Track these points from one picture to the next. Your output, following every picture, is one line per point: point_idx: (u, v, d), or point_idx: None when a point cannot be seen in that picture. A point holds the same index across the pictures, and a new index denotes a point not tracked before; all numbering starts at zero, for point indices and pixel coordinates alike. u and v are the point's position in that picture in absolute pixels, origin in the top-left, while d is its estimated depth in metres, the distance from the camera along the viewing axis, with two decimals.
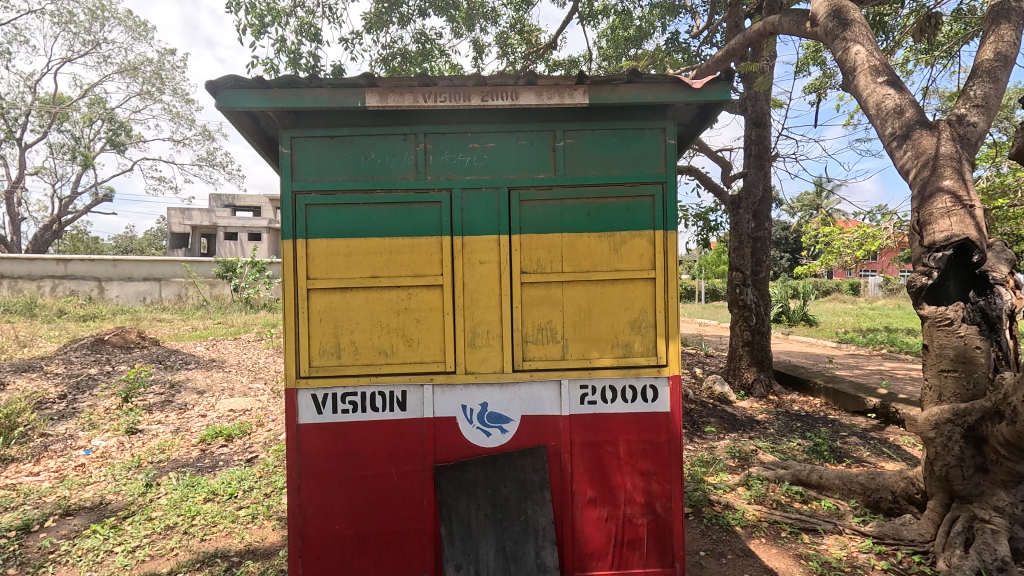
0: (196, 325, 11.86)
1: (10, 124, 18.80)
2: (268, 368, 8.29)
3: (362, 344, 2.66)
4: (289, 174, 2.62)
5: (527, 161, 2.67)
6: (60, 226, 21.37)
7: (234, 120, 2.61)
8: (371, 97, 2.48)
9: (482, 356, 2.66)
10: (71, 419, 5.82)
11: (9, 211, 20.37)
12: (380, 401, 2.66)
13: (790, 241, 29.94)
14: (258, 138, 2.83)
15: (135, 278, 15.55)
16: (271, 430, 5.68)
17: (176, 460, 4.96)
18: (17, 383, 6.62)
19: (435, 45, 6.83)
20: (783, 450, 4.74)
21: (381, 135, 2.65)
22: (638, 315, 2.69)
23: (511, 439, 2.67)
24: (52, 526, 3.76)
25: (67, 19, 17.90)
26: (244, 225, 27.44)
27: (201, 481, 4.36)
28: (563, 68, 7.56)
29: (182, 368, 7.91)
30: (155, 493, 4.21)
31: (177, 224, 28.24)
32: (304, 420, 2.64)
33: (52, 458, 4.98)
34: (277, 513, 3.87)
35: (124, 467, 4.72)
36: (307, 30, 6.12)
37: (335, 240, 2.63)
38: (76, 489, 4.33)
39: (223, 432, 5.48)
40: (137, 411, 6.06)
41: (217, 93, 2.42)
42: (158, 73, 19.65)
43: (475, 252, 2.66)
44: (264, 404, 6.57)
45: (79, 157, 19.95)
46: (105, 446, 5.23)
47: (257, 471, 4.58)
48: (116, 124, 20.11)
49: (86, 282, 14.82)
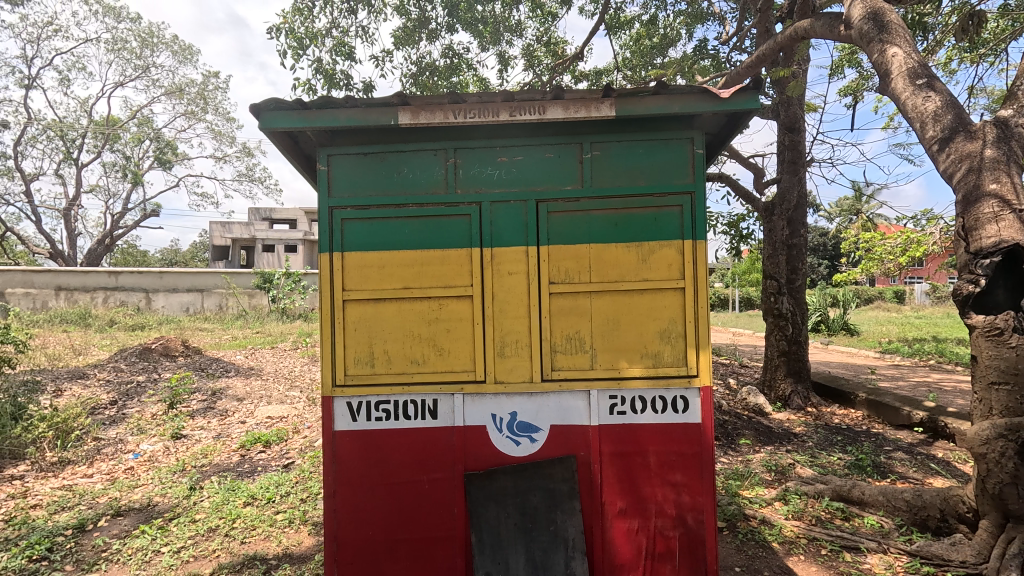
0: (235, 334, 12.31)
1: (68, 146, 20.06)
2: (304, 376, 8.54)
3: (394, 354, 2.73)
4: (326, 191, 2.74)
5: (555, 173, 2.71)
6: (111, 241, 22.50)
7: (275, 140, 2.74)
8: (403, 115, 2.58)
9: (511, 366, 2.70)
10: (121, 423, 6.13)
11: (66, 226, 21.64)
12: (412, 410, 2.72)
13: (828, 247, 29.22)
14: (298, 157, 2.97)
15: (179, 289, 16.30)
16: (307, 437, 5.86)
17: (217, 464, 5.15)
18: (73, 390, 7.02)
19: (463, 60, 7.01)
20: (822, 464, 4.59)
21: (413, 151, 2.74)
22: (667, 325, 2.68)
23: (540, 449, 2.69)
24: (104, 526, 3.96)
25: (120, 46, 19.30)
26: (281, 238, 28.38)
27: (241, 485, 4.53)
28: (588, 79, 7.63)
29: (223, 375, 8.23)
30: (198, 496, 4.40)
31: (218, 238, 29.39)
32: (339, 427, 2.73)
33: (104, 461, 5.25)
34: (312, 519, 3.98)
35: (170, 471, 4.94)
36: (341, 49, 6.39)
37: (369, 253, 2.72)
38: (126, 491, 4.55)
39: (262, 438, 5.67)
40: (181, 417, 6.36)
41: (260, 116, 2.57)
42: (202, 94, 20.93)
43: (503, 263, 2.70)
44: (299, 412, 6.75)
45: (128, 175, 21.05)
46: (152, 450, 5.49)
47: (293, 476, 4.73)
48: (163, 143, 21.21)
49: (134, 294, 15.73)
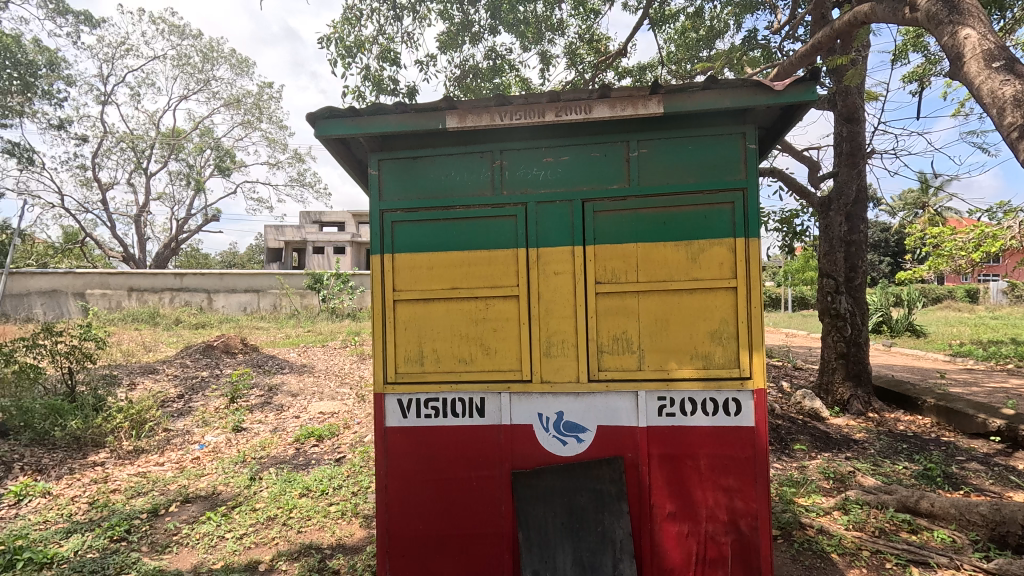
0: (289, 333, 12.88)
1: (139, 156, 21.56)
2: (353, 374, 8.83)
3: (443, 353, 2.79)
4: (378, 195, 2.83)
5: (601, 172, 2.69)
6: (176, 245, 24.00)
7: (329, 147, 2.86)
8: (451, 118, 2.63)
9: (558, 366, 2.71)
10: (188, 416, 6.54)
11: (137, 231, 23.25)
12: (460, 407, 2.78)
13: (890, 243, 27.54)
14: (350, 162, 3.08)
15: (237, 289, 17.20)
16: (357, 432, 6.06)
17: (275, 456, 5.42)
18: (145, 383, 7.54)
19: (506, 61, 7.05)
20: (885, 473, 4.34)
21: (460, 154, 2.79)
22: (719, 325, 2.61)
23: (587, 449, 2.69)
24: (175, 511, 4.24)
25: (184, 61, 20.58)
26: (330, 240, 29.45)
27: (296, 477, 4.74)
28: (632, 76, 7.52)
29: (278, 372, 8.64)
30: (258, 486, 4.64)
31: (272, 240, 30.83)
32: (391, 423, 2.81)
33: (173, 450, 5.62)
34: (363, 511, 4.12)
35: (232, 462, 5.24)
36: (388, 56, 6.57)
37: (418, 254, 2.79)
38: (193, 479, 4.85)
39: (315, 433, 5.91)
40: (241, 411, 6.71)
41: (315, 124, 2.68)
42: (257, 104, 22.01)
43: (550, 263, 2.71)
44: (349, 408, 7.00)
45: (192, 183, 22.40)
46: (216, 442, 5.83)
47: (344, 470, 4.91)
48: (222, 151, 22.43)
49: (197, 294, 16.76)
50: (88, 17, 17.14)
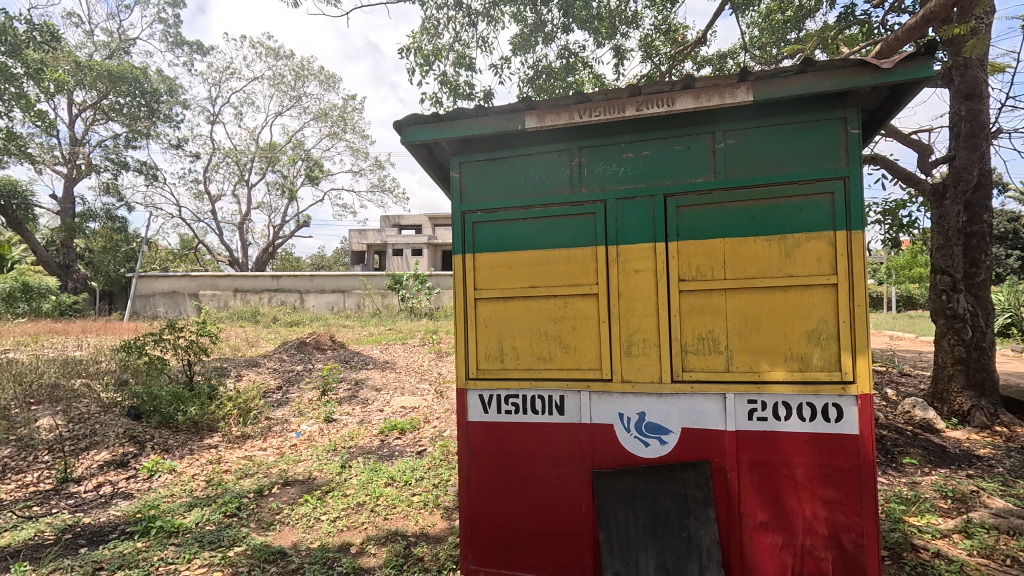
0: (372, 331, 13.62)
1: (242, 170, 23.75)
2: (431, 370, 9.17)
3: (523, 350, 2.83)
4: (459, 196, 2.93)
5: (685, 166, 2.61)
6: (273, 249, 26.17)
7: (414, 152, 3.00)
8: (530, 119, 2.67)
9: (640, 365, 2.65)
10: (286, 406, 7.12)
11: (240, 237, 25.62)
12: (540, 405, 2.80)
13: (1020, 235, 24.16)
14: (433, 167, 3.21)
15: (326, 290, 18.45)
16: (436, 427, 6.29)
17: (362, 447, 5.75)
18: (249, 375, 8.31)
19: (578, 59, 7.00)
20: (1018, 495, 3.82)
21: (539, 154, 2.82)
22: (816, 325, 2.44)
23: (671, 452, 2.61)
24: (277, 493, 4.63)
25: (279, 81, 22.40)
26: (408, 242, 30.74)
27: (382, 467, 5.01)
28: (712, 64, 7.18)
29: (363, 367, 9.16)
30: (348, 473, 4.96)
31: (356, 244, 32.72)
32: (473, 418, 2.90)
33: (274, 437, 6.15)
34: (444, 503, 4.27)
35: (325, 450, 5.63)
36: (463, 62, 6.75)
37: (498, 253, 2.86)
38: (291, 464, 5.28)
39: (398, 426, 6.21)
40: (332, 403, 7.20)
41: (402, 131, 2.82)
42: (342, 116, 23.48)
43: (630, 260, 2.66)
44: (429, 403, 7.28)
45: (286, 192, 24.32)
46: (310, 431, 6.29)
47: (426, 462, 5.11)
48: (312, 162, 24.15)
49: (291, 295, 18.26)
50: (200, 47, 19.16)
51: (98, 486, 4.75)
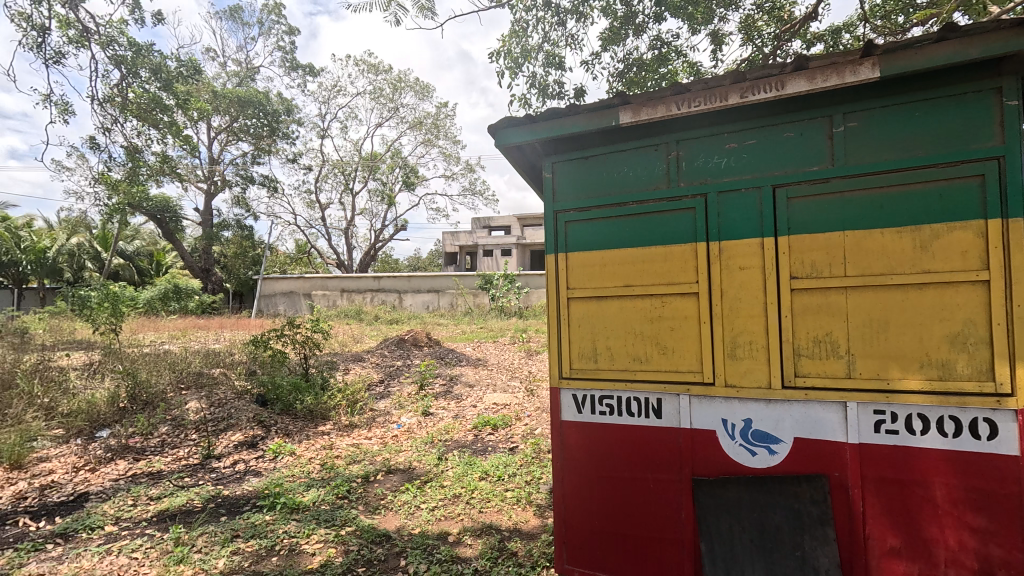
0: (464, 329, 14.11)
1: (347, 179, 25.73)
2: (522, 369, 9.29)
3: (617, 351, 2.78)
4: (552, 196, 2.94)
5: (796, 154, 2.41)
6: (374, 252, 28.04)
7: (508, 155, 3.06)
8: (625, 115, 2.61)
9: (745, 369, 2.49)
10: (387, 399, 7.60)
11: (346, 241, 27.76)
12: (635, 407, 2.73)
13: None
14: (526, 168, 3.25)
15: (422, 290, 19.41)
16: (528, 424, 6.36)
17: (457, 440, 5.98)
18: (355, 369, 8.98)
19: (672, 48, 6.72)
20: None
21: (634, 149, 2.75)
22: (961, 327, 2.14)
23: (781, 462, 2.43)
24: (381, 480, 4.95)
25: (380, 94, 23.96)
26: (498, 243, 31.41)
27: (476, 461, 5.17)
28: (825, 40, 6.53)
29: (457, 364, 9.52)
30: (445, 465, 5.18)
31: (448, 246, 34.05)
32: (566, 417, 2.90)
33: (378, 427, 6.58)
34: (536, 501, 4.31)
35: (423, 442, 5.93)
36: (552, 61, 6.76)
37: (591, 252, 2.83)
38: (393, 454, 5.62)
39: (490, 422, 6.37)
40: (429, 398, 7.57)
41: (496, 135, 2.90)
42: (436, 123, 24.57)
43: (734, 257, 2.51)
44: (520, 401, 7.39)
45: (385, 198, 25.95)
46: (409, 423, 6.66)
47: (518, 459, 5.20)
48: (408, 168, 25.53)
49: (391, 295, 19.46)
50: (312, 68, 21.03)
51: (233, 463, 5.40)
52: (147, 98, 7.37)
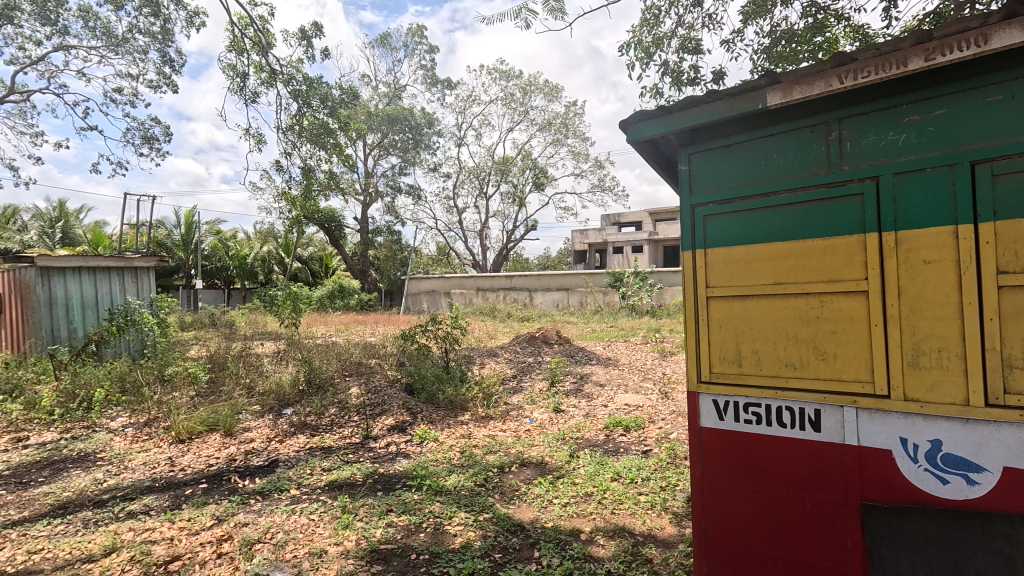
0: (594, 327, 14.00)
1: (481, 183, 27.09)
2: (655, 370, 8.94)
3: (766, 355, 2.53)
4: (688, 190, 2.78)
5: (1005, 122, 1.99)
6: (506, 252, 29.14)
7: (640, 149, 2.97)
8: (774, 95, 2.38)
9: (932, 381, 2.12)
10: (520, 393, 7.87)
11: (480, 242, 29.29)
12: (787, 417, 2.48)
13: None
14: (659, 162, 3.12)
15: (552, 288, 19.68)
16: (663, 428, 6.11)
17: (588, 439, 5.97)
18: (490, 364, 9.44)
19: (831, 13, 5.91)
20: None
21: (784, 132, 2.49)
22: None
23: (984, 496, 2.04)
24: (515, 471, 5.14)
25: (511, 100, 24.83)
26: (628, 240, 30.59)
27: (608, 462, 5.12)
28: None
29: (587, 362, 9.49)
30: (576, 463, 5.21)
31: (578, 244, 34.05)
32: (706, 423, 2.73)
33: (512, 421, 6.85)
34: (672, 508, 4.13)
35: (555, 438, 6.02)
36: (687, 46, 6.38)
37: (734, 248, 2.62)
38: (527, 447, 5.80)
39: (622, 423, 6.25)
40: (560, 394, 7.67)
41: (628, 129, 2.83)
42: (565, 122, 24.74)
43: (916, 249, 2.15)
44: (653, 403, 7.11)
45: (517, 199, 26.82)
46: (541, 418, 6.82)
47: (652, 463, 5.02)
48: (538, 169, 26.07)
49: (522, 293, 20.11)
50: (449, 82, 22.56)
51: (387, 444, 6.03)
52: (317, 124, 8.55)
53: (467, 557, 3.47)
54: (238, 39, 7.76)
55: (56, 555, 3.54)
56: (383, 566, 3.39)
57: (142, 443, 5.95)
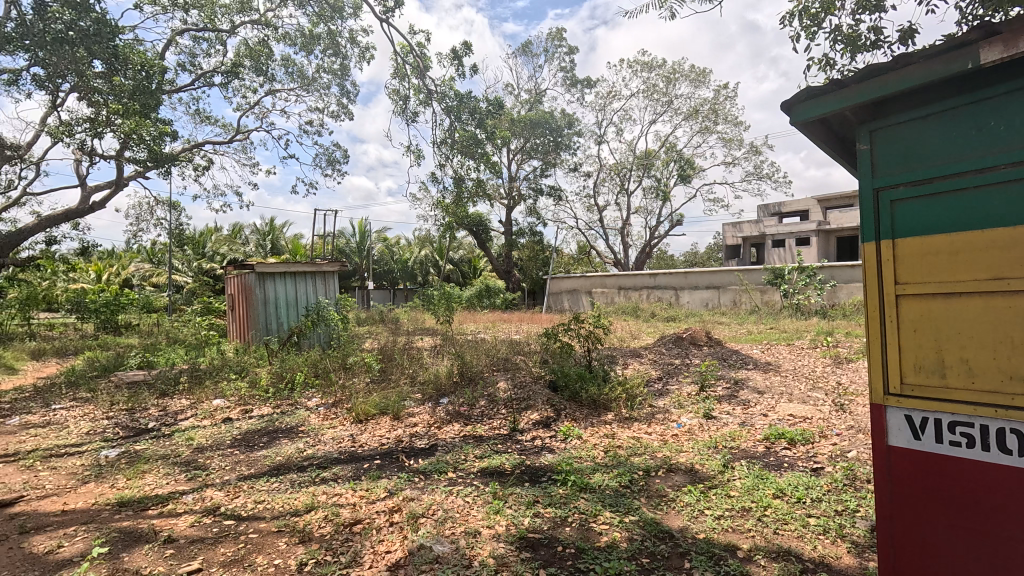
0: (750, 329, 12.80)
1: (623, 179, 26.51)
2: (827, 378, 7.87)
3: (981, 364, 2.14)
4: (869, 171, 2.45)
5: None
6: (649, 249, 28.10)
7: (805, 130, 2.68)
8: (990, 51, 1.99)
9: None
10: (667, 396, 7.55)
11: (622, 240, 28.69)
12: (1012, 442, 2.07)
13: None
14: (829, 141, 2.78)
15: (701, 286, 18.47)
16: (838, 445, 5.36)
17: (745, 450, 5.49)
18: (633, 364, 9.20)
19: None
20: None
21: (1003, 94, 2.07)
22: None
23: None
24: (663, 476, 4.94)
25: (653, 90, 23.89)
26: (791, 231, 27.34)
27: (769, 476, 4.66)
28: None
29: (743, 367, 8.73)
30: (731, 474, 4.83)
31: (730, 238, 31.38)
32: (896, 442, 2.39)
33: (658, 424, 6.60)
34: (850, 537, 3.62)
35: (706, 445, 5.66)
36: (867, 4, 5.50)
37: (933, 236, 2.24)
38: (675, 453, 5.55)
39: (786, 435, 5.64)
40: (711, 400, 7.19)
41: (791, 110, 2.58)
42: (714, 108, 23.05)
43: None
44: (825, 415, 6.28)
45: (660, 194, 25.71)
46: (690, 424, 6.47)
47: (824, 483, 4.45)
48: (684, 161, 24.67)
49: (667, 292, 19.25)
50: (589, 81, 22.52)
51: (533, 437, 6.26)
52: (467, 136, 9.20)
53: (613, 557, 3.45)
54: (400, 67, 8.70)
55: (273, 506, 4.36)
56: (531, 554, 3.54)
57: (331, 420, 7.02)
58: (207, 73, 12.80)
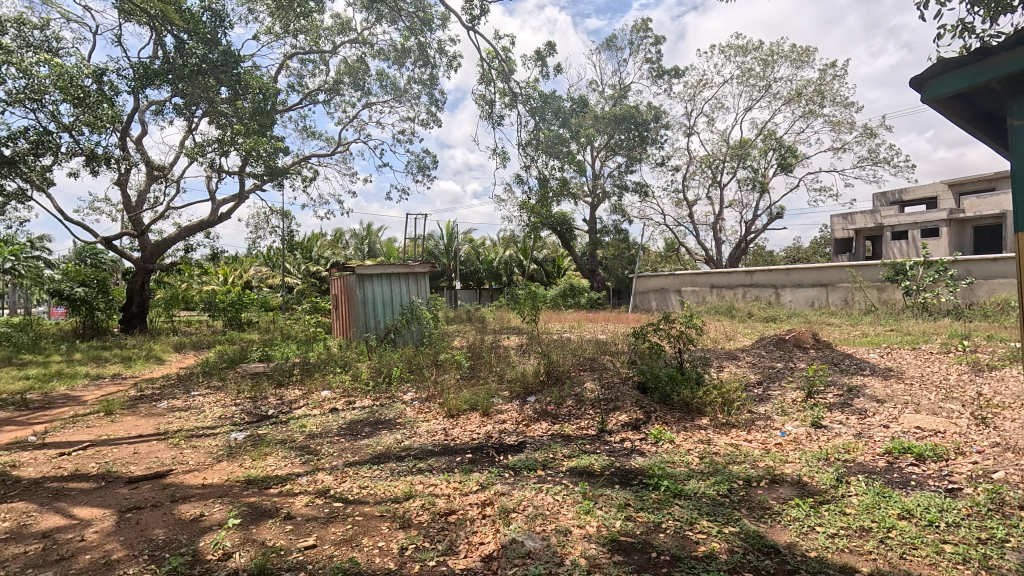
0: (866, 331, 11.56)
1: (715, 171, 25.12)
2: (964, 388, 6.91)
3: None
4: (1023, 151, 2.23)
5: None
6: (745, 244, 26.37)
7: (940, 107, 2.49)
8: None
9: None
10: (768, 402, 7.05)
11: (714, 236, 27.20)
12: None
13: None
14: (968, 118, 2.56)
15: (805, 284, 17.02)
16: (980, 464, 4.69)
17: (862, 464, 4.98)
18: (730, 367, 8.70)
19: None
20: None
21: None
22: None
23: None
24: (766, 487, 4.62)
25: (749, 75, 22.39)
26: (915, 221, 24.30)
27: (893, 495, 4.19)
28: None
29: (858, 372, 7.92)
30: (846, 489, 4.41)
31: (840, 230, 28.54)
32: None
33: (759, 431, 6.18)
34: (998, 569, 3.16)
35: (816, 457, 5.20)
36: None
37: None
38: (779, 463, 5.16)
39: (913, 450, 5.04)
40: (820, 407, 6.61)
41: (923, 87, 2.41)
42: (819, 89, 21.12)
43: None
44: (961, 430, 5.53)
45: (757, 185, 24.03)
46: (796, 432, 5.99)
47: (963, 506, 3.92)
48: (785, 149, 22.87)
49: (766, 290, 17.96)
50: (677, 71, 21.62)
51: (622, 439, 6.14)
52: (552, 136, 9.22)
53: (712, 568, 3.30)
54: (487, 72, 8.93)
55: (376, 492, 4.68)
56: (624, 557, 3.48)
57: (425, 414, 7.37)
58: (313, 91, 13.99)
